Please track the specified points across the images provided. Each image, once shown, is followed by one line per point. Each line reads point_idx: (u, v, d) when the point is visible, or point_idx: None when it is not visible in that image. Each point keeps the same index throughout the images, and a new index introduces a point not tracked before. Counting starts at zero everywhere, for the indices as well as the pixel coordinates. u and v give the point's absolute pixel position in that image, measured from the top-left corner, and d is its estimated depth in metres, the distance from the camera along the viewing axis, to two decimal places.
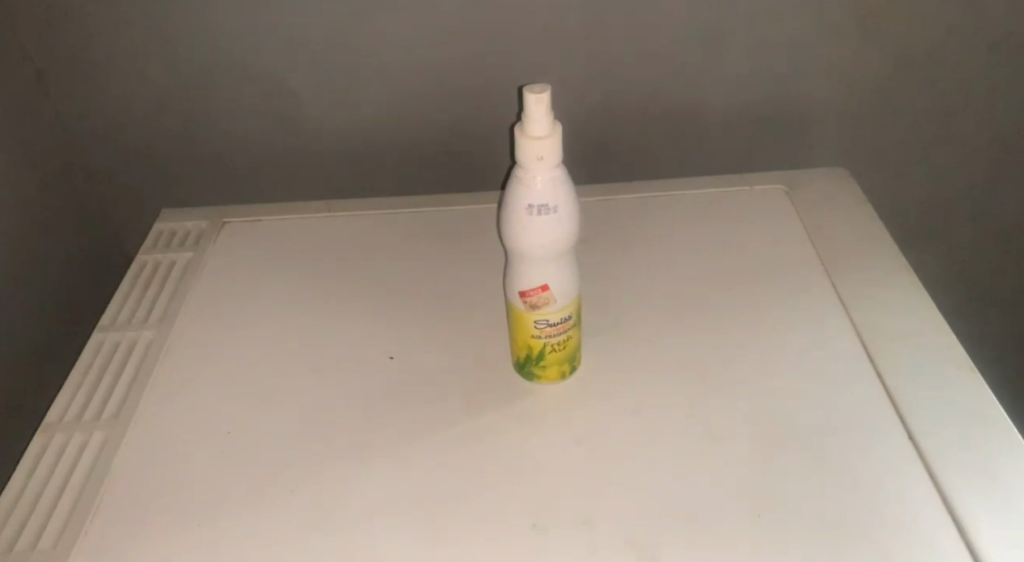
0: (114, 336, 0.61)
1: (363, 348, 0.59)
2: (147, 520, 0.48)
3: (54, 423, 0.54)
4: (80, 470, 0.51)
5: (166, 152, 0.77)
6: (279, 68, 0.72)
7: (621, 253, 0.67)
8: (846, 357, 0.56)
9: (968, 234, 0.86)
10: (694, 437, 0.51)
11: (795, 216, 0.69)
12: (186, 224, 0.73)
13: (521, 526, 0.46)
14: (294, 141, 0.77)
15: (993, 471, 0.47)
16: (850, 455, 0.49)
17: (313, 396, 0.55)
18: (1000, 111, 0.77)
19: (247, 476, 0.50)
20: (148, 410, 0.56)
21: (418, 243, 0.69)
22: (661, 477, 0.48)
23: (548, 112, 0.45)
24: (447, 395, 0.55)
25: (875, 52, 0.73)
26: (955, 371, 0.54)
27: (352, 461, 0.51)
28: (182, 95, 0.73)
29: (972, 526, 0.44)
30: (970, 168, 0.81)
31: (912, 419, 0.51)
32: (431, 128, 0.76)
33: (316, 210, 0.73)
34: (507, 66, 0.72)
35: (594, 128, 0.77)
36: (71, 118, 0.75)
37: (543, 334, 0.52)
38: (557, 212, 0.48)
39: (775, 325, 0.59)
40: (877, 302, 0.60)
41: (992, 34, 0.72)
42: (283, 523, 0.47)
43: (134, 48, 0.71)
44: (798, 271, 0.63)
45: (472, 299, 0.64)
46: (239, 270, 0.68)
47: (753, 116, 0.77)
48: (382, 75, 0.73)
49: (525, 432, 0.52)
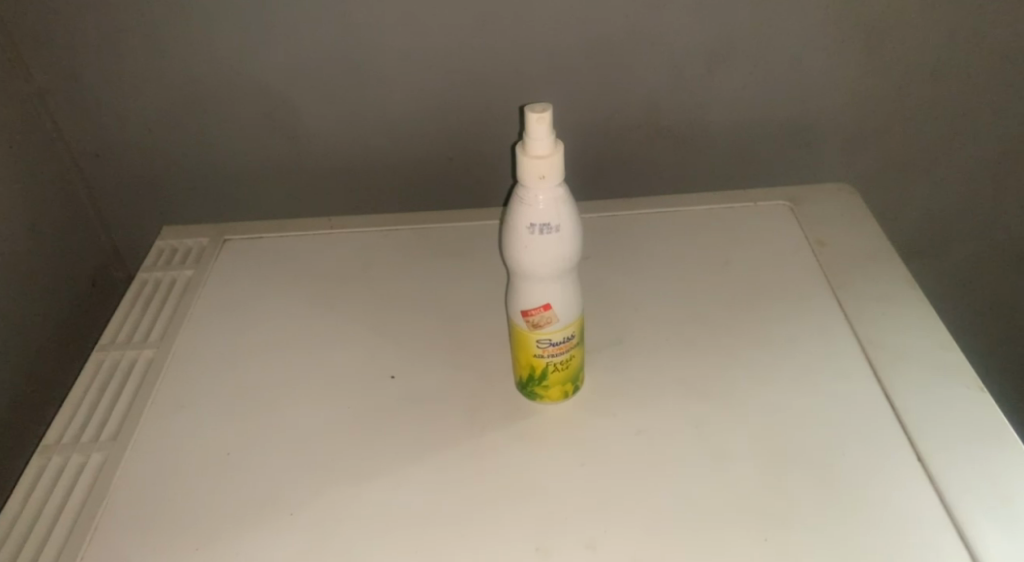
0: (114, 354, 0.61)
1: (362, 366, 0.59)
2: (145, 539, 0.47)
3: (53, 444, 0.54)
4: (79, 491, 0.51)
5: (167, 170, 0.77)
6: (280, 88, 0.72)
7: (621, 270, 0.66)
8: (854, 376, 0.55)
9: (973, 246, 0.85)
10: (700, 458, 0.50)
11: (800, 233, 0.69)
12: (187, 242, 0.73)
13: (523, 547, 0.45)
14: (294, 158, 0.77)
15: (1005, 495, 0.46)
16: (858, 474, 0.48)
17: (312, 417, 0.55)
18: (1004, 125, 0.77)
19: (247, 495, 0.50)
20: (147, 428, 0.55)
21: (416, 260, 0.69)
22: (665, 495, 0.48)
23: (549, 132, 0.45)
24: (448, 414, 0.54)
25: (876, 68, 0.73)
26: (966, 392, 0.53)
27: (351, 483, 0.50)
28: (180, 113, 0.73)
29: (978, 543, 0.43)
30: (972, 184, 0.81)
31: (920, 438, 0.50)
32: (432, 145, 0.76)
33: (317, 227, 0.73)
34: (508, 85, 0.72)
35: (594, 144, 0.77)
36: (73, 135, 0.75)
37: (546, 354, 0.52)
38: (559, 233, 0.47)
39: (777, 342, 0.58)
40: (884, 320, 0.59)
41: (995, 51, 0.72)
42: (281, 545, 0.46)
43: (134, 67, 0.70)
44: (802, 287, 0.63)
45: (472, 316, 0.63)
46: (238, 289, 0.67)
47: (754, 132, 0.77)
48: (382, 93, 0.72)
49: (527, 452, 0.51)
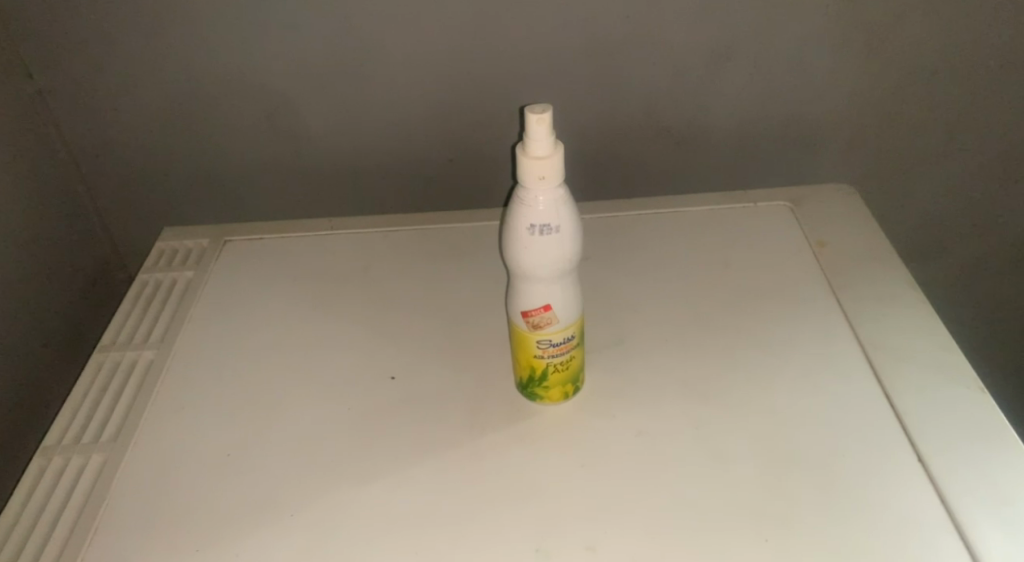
0: (114, 356, 0.61)
1: (363, 367, 0.59)
2: (145, 540, 0.47)
3: (53, 446, 0.54)
4: (79, 492, 0.51)
5: (167, 171, 0.77)
6: (280, 89, 0.72)
7: (622, 271, 0.66)
8: (854, 376, 0.55)
9: (974, 247, 0.85)
10: (700, 459, 0.50)
11: (800, 234, 0.69)
12: (187, 243, 0.73)
13: (523, 548, 0.45)
14: (294, 159, 0.77)
15: (1006, 496, 0.46)
16: (858, 475, 0.48)
17: (312, 418, 0.55)
18: (1004, 127, 0.77)
19: (247, 496, 0.50)
20: (147, 429, 0.55)
21: (416, 261, 0.69)
22: (665, 496, 0.48)
23: (549, 133, 0.45)
24: (447, 415, 0.54)
25: (876, 68, 0.73)
26: (966, 393, 0.53)
27: (351, 484, 0.50)
28: (180, 114, 0.73)
29: (978, 543, 0.43)
30: (973, 185, 0.81)
31: (921, 440, 0.50)
32: (432, 146, 0.76)
33: (317, 228, 0.73)
34: (508, 87, 0.72)
35: (594, 144, 0.77)
36: (73, 136, 0.75)
37: (546, 354, 0.52)
38: (559, 233, 0.47)
39: (777, 343, 0.58)
40: (884, 321, 0.59)
41: (995, 51, 0.72)
42: (281, 546, 0.46)
43: (134, 68, 0.71)
44: (803, 288, 0.63)
45: (472, 317, 0.63)
46: (238, 290, 0.67)
47: (754, 133, 0.77)
48: (382, 94, 0.73)
49: (528, 452, 0.51)
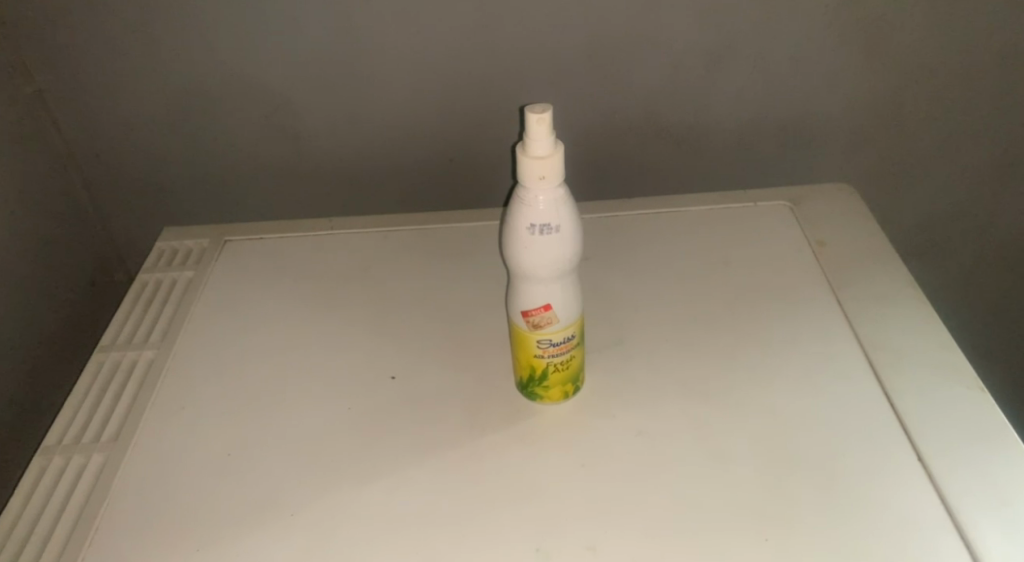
0: (114, 356, 0.61)
1: (363, 367, 0.59)
2: (145, 540, 0.47)
3: (53, 445, 0.54)
4: (80, 491, 0.51)
5: (167, 171, 0.77)
6: (279, 89, 0.72)
7: (622, 271, 0.66)
8: (854, 376, 0.55)
9: (974, 246, 0.85)
10: (700, 459, 0.50)
11: (800, 233, 0.69)
12: (187, 243, 0.73)
13: (522, 548, 0.45)
14: (294, 159, 0.77)
15: (1006, 496, 0.46)
16: (858, 475, 0.48)
17: (312, 417, 0.55)
18: (1003, 126, 0.77)
19: (247, 496, 0.50)
20: (148, 429, 0.55)
21: (416, 261, 0.69)
22: (665, 496, 0.48)
23: (549, 133, 0.45)
24: (448, 415, 0.54)
25: (875, 68, 0.73)
26: (966, 392, 0.53)
27: (350, 484, 0.50)
28: (180, 114, 0.73)
29: (978, 543, 0.43)
30: (972, 184, 0.81)
31: (920, 439, 0.50)
32: (432, 146, 0.76)
33: (317, 228, 0.73)
34: (508, 87, 0.72)
35: (594, 144, 0.77)
36: (74, 137, 0.75)
37: (547, 354, 0.52)
38: (559, 233, 0.47)
39: (778, 343, 0.58)
40: (884, 321, 0.59)
41: (994, 51, 0.72)
42: (282, 546, 0.46)
43: (134, 69, 0.71)
44: (802, 288, 0.63)
45: (472, 317, 0.63)
46: (238, 289, 0.67)
47: (754, 133, 0.77)
48: (382, 94, 0.73)
49: (528, 452, 0.51)
